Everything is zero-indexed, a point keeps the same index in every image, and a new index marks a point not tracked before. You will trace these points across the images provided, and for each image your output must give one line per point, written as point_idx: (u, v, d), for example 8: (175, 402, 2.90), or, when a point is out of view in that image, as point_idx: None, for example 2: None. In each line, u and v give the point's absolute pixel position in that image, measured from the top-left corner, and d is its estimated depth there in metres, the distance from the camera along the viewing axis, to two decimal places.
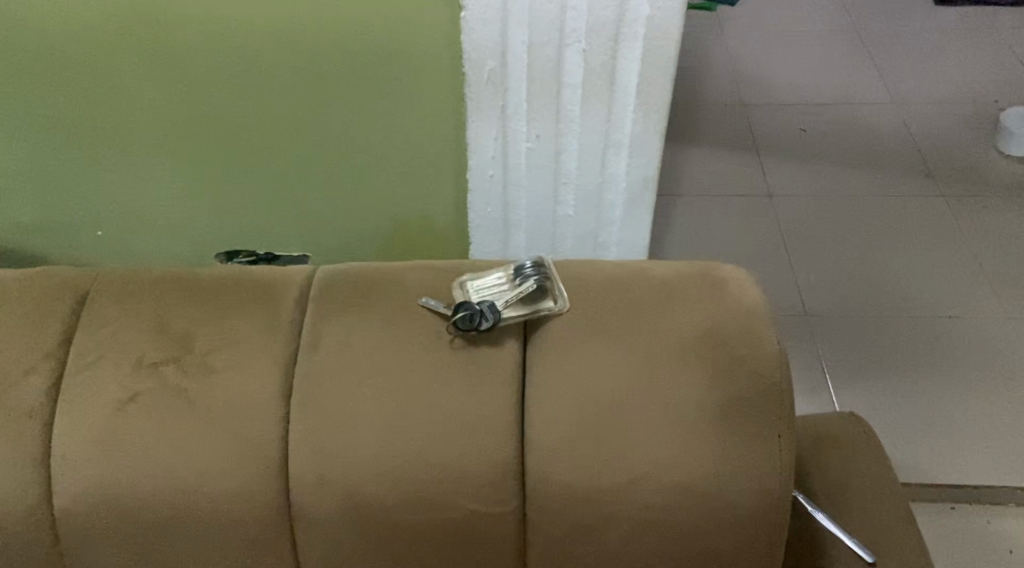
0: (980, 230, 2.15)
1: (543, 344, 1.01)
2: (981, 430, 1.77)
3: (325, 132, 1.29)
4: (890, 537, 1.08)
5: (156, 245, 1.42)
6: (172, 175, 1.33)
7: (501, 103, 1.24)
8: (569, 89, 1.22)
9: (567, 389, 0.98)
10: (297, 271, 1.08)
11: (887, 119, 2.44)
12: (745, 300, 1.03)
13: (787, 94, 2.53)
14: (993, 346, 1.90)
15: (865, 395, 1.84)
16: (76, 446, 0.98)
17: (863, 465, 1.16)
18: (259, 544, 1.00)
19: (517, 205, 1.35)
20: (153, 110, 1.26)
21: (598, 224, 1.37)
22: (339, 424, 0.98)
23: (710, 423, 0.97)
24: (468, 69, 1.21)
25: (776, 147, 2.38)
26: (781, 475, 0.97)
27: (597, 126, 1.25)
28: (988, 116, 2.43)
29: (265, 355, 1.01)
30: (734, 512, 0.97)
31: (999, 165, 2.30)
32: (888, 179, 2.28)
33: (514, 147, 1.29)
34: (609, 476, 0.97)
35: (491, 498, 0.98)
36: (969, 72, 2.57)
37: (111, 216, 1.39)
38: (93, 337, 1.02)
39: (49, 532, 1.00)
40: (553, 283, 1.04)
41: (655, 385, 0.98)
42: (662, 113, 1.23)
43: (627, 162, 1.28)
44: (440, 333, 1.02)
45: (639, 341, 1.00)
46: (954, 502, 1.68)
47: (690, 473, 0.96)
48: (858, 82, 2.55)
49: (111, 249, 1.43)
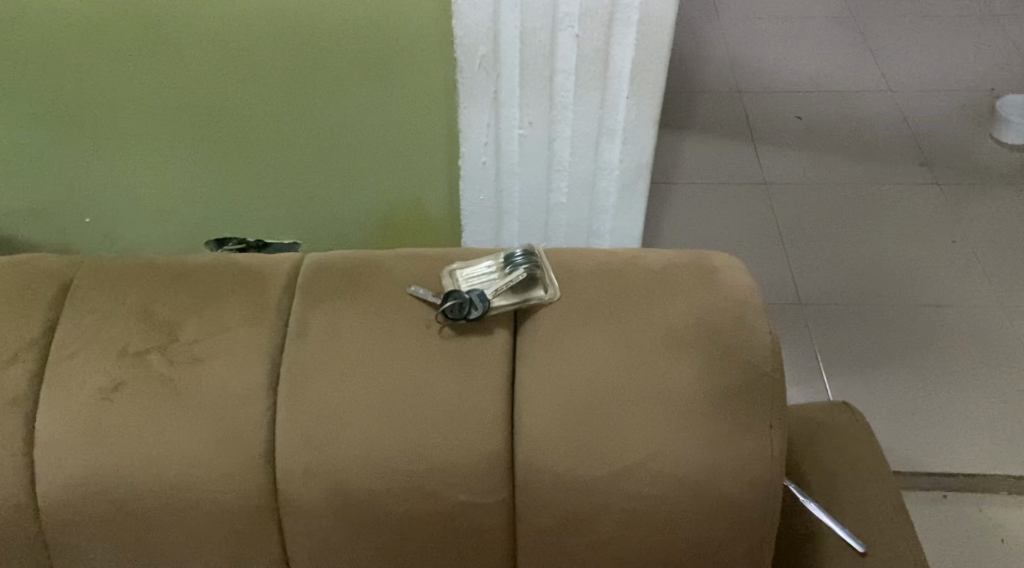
0: (976, 219, 2.14)
1: (532, 332, 1.00)
2: (974, 419, 1.78)
3: (319, 118, 1.28)
4: (881, 527, 1.08)
5: (148, 231, 1.40)
6: (165, 163, 1.32)
7: (495, 90, 1.23)
8: (562, 75, 1.21)
9: (558, 378, 0.97)
10: (285, 258, 1.07)
11: (883, 106, 2.43)
12: (740, 289, 1.01)
13: (785, 80, 2.52)
14: (988, 337, 1.90)
15: (860, 383, 1.84)
16: (60, 434, 0.97)
17: (854, 455, 1.16)
18: (247, 533, 0.99)
19: (510, 192, 1.35)
20: (146, 96, 1.25)
21: (592, 212, 1.36)
22: (325, 413, 0.97)
23: (702, 413, 0.96)
24: (461, 55, 1.20)
25: (773, 133, 2.37)
26: (771, 464, 0.96)
27: (591, 114, 1.24)
28: (985, 104, 2.42)
29: (253, 343, 0.99)
30: (725, 501, 0.96)
31: (997, 153, 2.29)
32: (885, 167, 2.27)
33: (508, 133, 1.27)
34: (599, 465, 0.96)
35: (481, 487, 0.97)
36: (970, 59, 2.55)
37: (101, 203, 1.37)
38: (78, 324, 1.01)
39: (35, 522, 0.99)
40: (544, 272, 1.03)
41: (648, 375, 0.97)
42: (657, 100, 1.22)
43: (621, 149, 1.27)
44: (430, 322, 1.00)
45: (631, 330, 0.99)
46: (946, 490, 1.69)
47: (679, 462, 0.95)
48: (854, 69, 2.54)
49: (102, 236, 1.41)
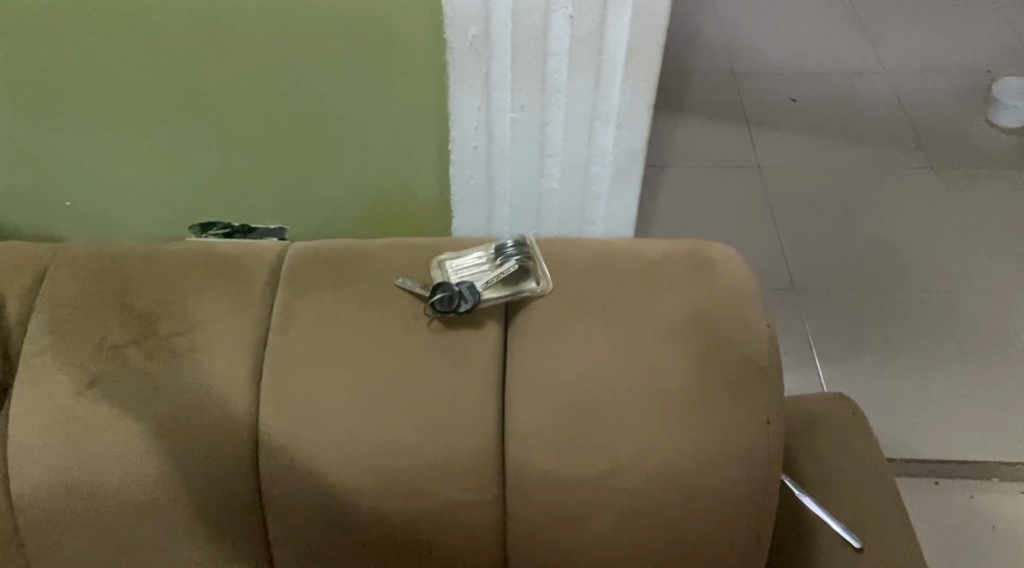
0: (971, 203, 2.12)
1: (524, 326, 0.97)
2: (968, 406, 1.76)
3: (306, 100, 1.24)
4: (878, 521, 1.05)
5: (130, 215, 1.37)
6: (147, 146, 1.29)
7: (486, 72, 1.20)
8: (555, 58, 1.17)
9: (550, 373, 0.95)
10: (269, 247, 1.04)
11: (878, 89, 2.40)
12: (736, 282, 0.99)
13: (779, 62, 2.48)
14: (982, 324, 1.88)
15: (853, 370, 1.82)
16: (34, 430, 0.94)
17: (851, 448, 1.14)
18: (229, 530, 0.97)
19: (501, 177, 1.31)
20: (128, 78, 1.21)
21: (585, 199, 1.33)
22: (310, 408, 0.94)
23: (697, 409, 0.93)
24: (451, 36, 1.17)
25: (767, 116, 2.33)
26: (767, 460, 0.93)
27: (585, 98, 1.21)
28: (980, 87, 2.39)
29: (234, 337, 0.97)
30: (721, 499, 0.94)
31: (991, 137, 2.27)
32: (880, 151, 2.24)
33: (500, 117, 1.24)
34: (591, 463, 0.93)
35: (471, 485, 0.95)
36: (965, 41, 2.52)
37: (81, 186, 1.33)
38: (53, 316, 0.98)
39: (9, 519, 0.96)
40: (535, 263, 1.00)
41: (642, 370, 0.94)
42: (653, 83, 1.19)
43: (615, 134, 1.24)
44: (418, 315, 0.97)
45: (625, 323, 0.96)
46: (938, 477, 1.67)
47: (674, 460, 0.93)
48: (849, 52, 2.51)
49: (83, 219, 1.38)
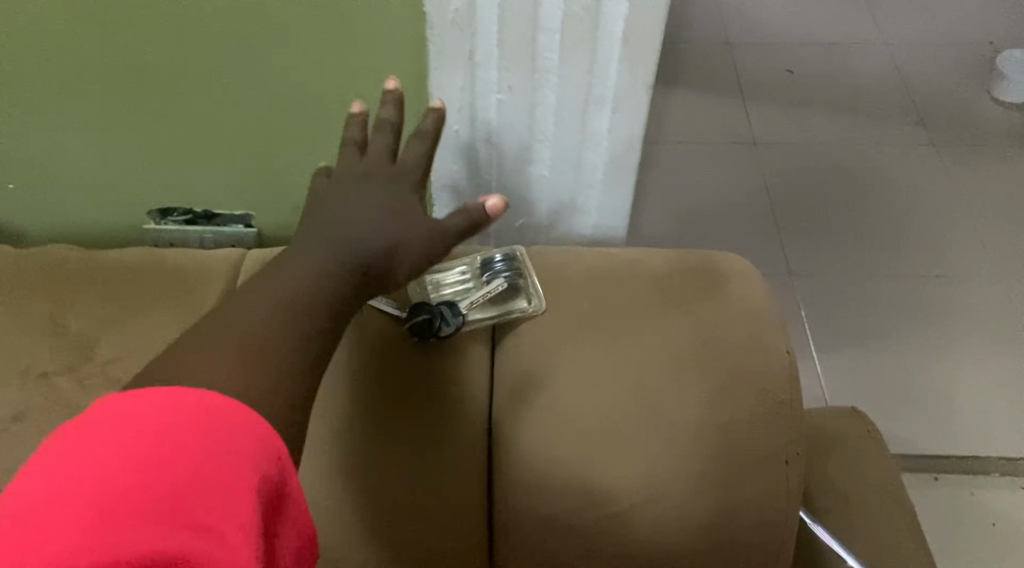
0: (975, 181, 2.02)
1: (513, 346, 1.00)
2: (973, 398, 1.67)
3: (272, 79, 1.11)
4: (895, 555, 1.00)
5: (83, 200, 1.25)
6: (96, 138, 1.17)
7: (469, 49, 1.06)
8: (546, 33, 1.04)
9: (553, 405, 0.95)
10: None
11: (878, 60, 2.28)
12: (751, 301, 0.99)
13: (774, 32, 2.36)
14: (988, 310, 1.79)
15: (851, 360, 1.73)
16: None
17: (866, 472, 1.07)
18: None
19: (488, 166, 1.18)
20: (73, 51, 1.08)
21: (578, 186, 1.20)
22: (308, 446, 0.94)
23: (711, 446, 0.93)
24: (430, 8, 1.03)
25: (763, 89, 2.22)
26: (787, 498, 0.93)
27: (578, 80, 1.07)
28: (983, 59, 2.28)
29: None
30: (736, 539, 0.92)
31: (994, 111, 2.16)
32: (879, 125, 2.13)
33: (484, 100, 1.10)
34: (597, 503, 0.92)
35: (461, 528, 0.95)
36: (968, 9, 2.41)
37: (26, 169, 1.21)
38: None
39: None
40: (527, 279, 1.03)
41: (653, 404, 0.94)
42: (652, 63, 1.06)
43: (611, 118, 1.11)
44: (397, 340, 0.99)
45: (631, 349, 0.97)
46: (938, 472, 1.61)
47: (687, 501, 0.92)
48: (847, 21, 2.39)
49: (30, 205, 1.26)
